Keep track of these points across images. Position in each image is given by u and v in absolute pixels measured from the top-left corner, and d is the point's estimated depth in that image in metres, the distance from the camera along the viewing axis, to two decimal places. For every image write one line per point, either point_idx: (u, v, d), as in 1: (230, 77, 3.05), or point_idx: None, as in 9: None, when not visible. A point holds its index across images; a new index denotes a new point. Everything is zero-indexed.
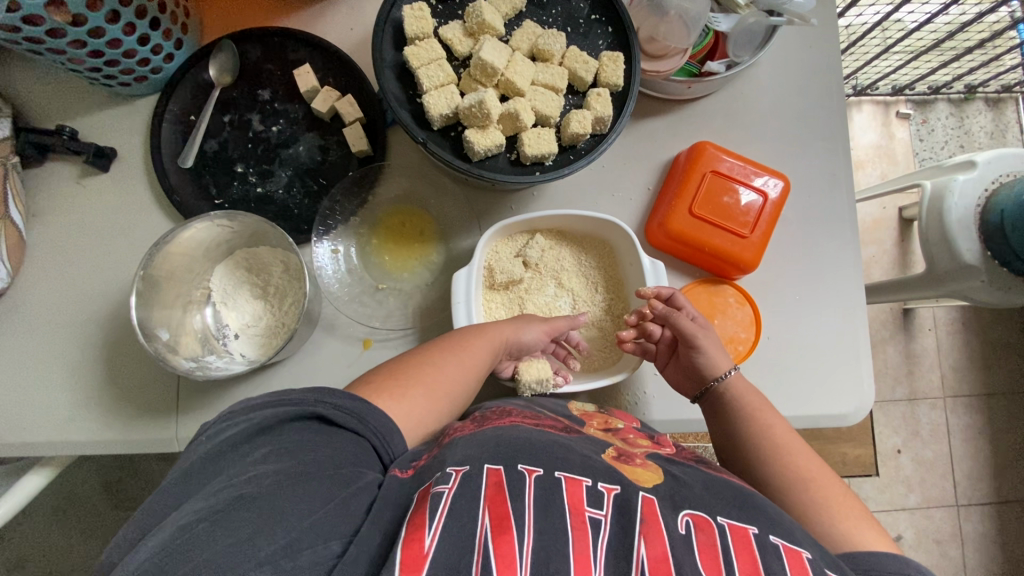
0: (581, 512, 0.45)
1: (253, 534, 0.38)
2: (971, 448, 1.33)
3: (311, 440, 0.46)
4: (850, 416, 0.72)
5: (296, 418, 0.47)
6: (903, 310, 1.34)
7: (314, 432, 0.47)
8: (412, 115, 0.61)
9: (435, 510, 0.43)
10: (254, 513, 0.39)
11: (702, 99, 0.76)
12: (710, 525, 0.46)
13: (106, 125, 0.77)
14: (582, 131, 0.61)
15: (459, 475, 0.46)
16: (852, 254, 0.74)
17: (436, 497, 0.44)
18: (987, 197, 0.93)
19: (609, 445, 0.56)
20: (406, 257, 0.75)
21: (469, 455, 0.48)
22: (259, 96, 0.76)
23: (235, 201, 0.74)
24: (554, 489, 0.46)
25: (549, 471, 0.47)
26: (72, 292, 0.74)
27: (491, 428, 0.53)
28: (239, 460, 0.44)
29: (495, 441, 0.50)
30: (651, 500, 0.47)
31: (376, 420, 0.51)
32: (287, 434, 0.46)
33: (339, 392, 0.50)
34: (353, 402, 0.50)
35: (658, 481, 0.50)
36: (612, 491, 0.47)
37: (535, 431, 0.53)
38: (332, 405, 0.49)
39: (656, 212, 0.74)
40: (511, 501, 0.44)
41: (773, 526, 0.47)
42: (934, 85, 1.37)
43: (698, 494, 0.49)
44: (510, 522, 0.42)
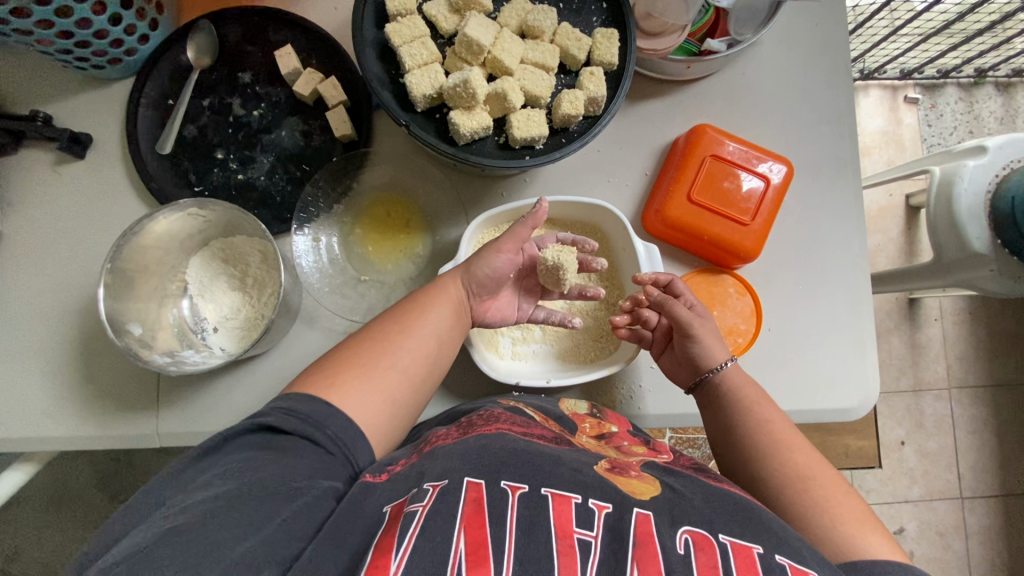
0: (569, 535, 0.42)
1: (201, 555, 0.36)
2: (977, 441, 1.31)
3: (258, 456, 0.44)
4: (855, 410, 0.69)
5: (245, 432, 0.45)
6: (909, 300, 1.31)
7: (263, 448, 0.45)
8: (395, 97, 0.58)
9: (406, 531, 0.41)
10: (177, 549, 0.36)
11: (702, 81, 0.73)
12: (711, 544, 0.43)
13: (81, 110, 0.74)
14: (574, 113, 0.58)
15: (436, 491, 0.44)
16: (857, 242, 0.71)
17: (408, 517, 0.42)
18: (997, 181, 0.90)
19: (603, 457, 0.53)
20: (391, 247, 0.72)
21: (449, 467, 0.46)
22: (239, 79, 0.73)
23: (215, 188, 0.71)
24: (540, 511, 0.43)
25: (535, 488, 0.45)
26: (49, 284, 0.71)
27: (475, 437, 0.49)
28: (182, 487, 0.42)
29: (478, 453, 0.47)
30: (646, 518, 0.44)
31: (336, 424, 0.49)
32: (234, 454, 0.44)
33: (298, 397, 0.49)
34: (308, 405, 0.48)
35: (657, 493, 0.48)
36: (604, 509, 0.45)
37: (522, 439, 0.50)
38: (284, 411, 0.47)
39: (653, 198, 0.71)
40: (491, 525, 0.41)
41: (777, 545, 0.44)
42: (943, 68, 1.33)
43: (698, 507, 0.47)
44: (488, 551, 0.40)
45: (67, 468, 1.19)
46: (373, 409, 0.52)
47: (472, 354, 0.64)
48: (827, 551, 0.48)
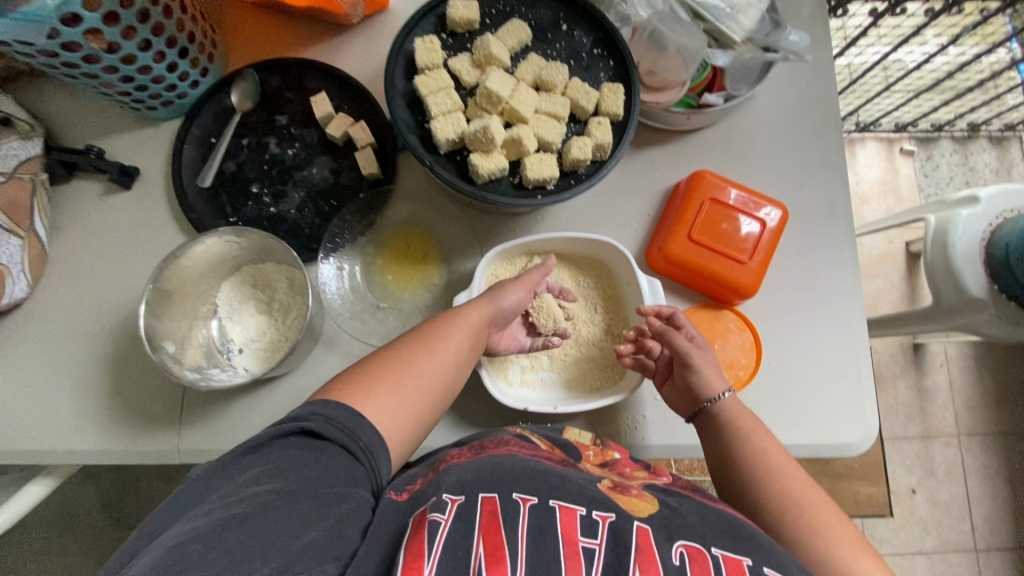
0: (575, 542, 0.45)
1: (259, 539, 0.39)
2: (989, 491, 1.29)
3: (302, 458, 0.46)
4: (855, 446, 0.71)
5: (287, 434, 0.47)
6: (913, 345, 1.32)
7: (306, 451, 0.47)
8: (421, 140, 0.63)
9: (434, 541, 0.43)
10: (244, 534, 0.38)
11: (703, 131, 0.79)
12: (704, 556, 0.46)
13: (132, 147, 0.81)
14: (583, 157, 0.63)
15: (456, 505, 0.46)
16: (851, 283, 0.75)
17: (433, 526, 0.44)
18: (991, 230, 0.93)
19: (607, 477, 0.56)
20: (408, 276, 0.77)
21: (465, 481, 0.49)
22: (277, 121, 0.80)
23: (248, 220, 0.77)
24: (548, 518, 0.46)
25: (543, 500, 0.48)
26: (89, 305, 0.76)
27: (489, 455, 0.54)
28: (231, 480, 0.43)
29: (490, 468, 0.51)
30: (645, 530, 0.47)
31: (368, 436, 0.52)
32: (278, 450, 0.46)
33: (332, 405, 0.51)
34: (343, 414, 0.51)
35: (652, 511, 0.50)
36: (607, 519, 0.47)
37: (529, 459, 0.53)
38: (324, 419, 0.50)
39: (656, 237, 0.75)
40: (505, 530, 0.44)
41: (764, 559, 0.46)
42: (936, 123, 1.39)
43: (691, 523, 0.49)
44: (504, 552, 0.43)
45: (74, 493, 1.20)
46: (393, 424, 0.55)
47: (483, 380, 0.67)
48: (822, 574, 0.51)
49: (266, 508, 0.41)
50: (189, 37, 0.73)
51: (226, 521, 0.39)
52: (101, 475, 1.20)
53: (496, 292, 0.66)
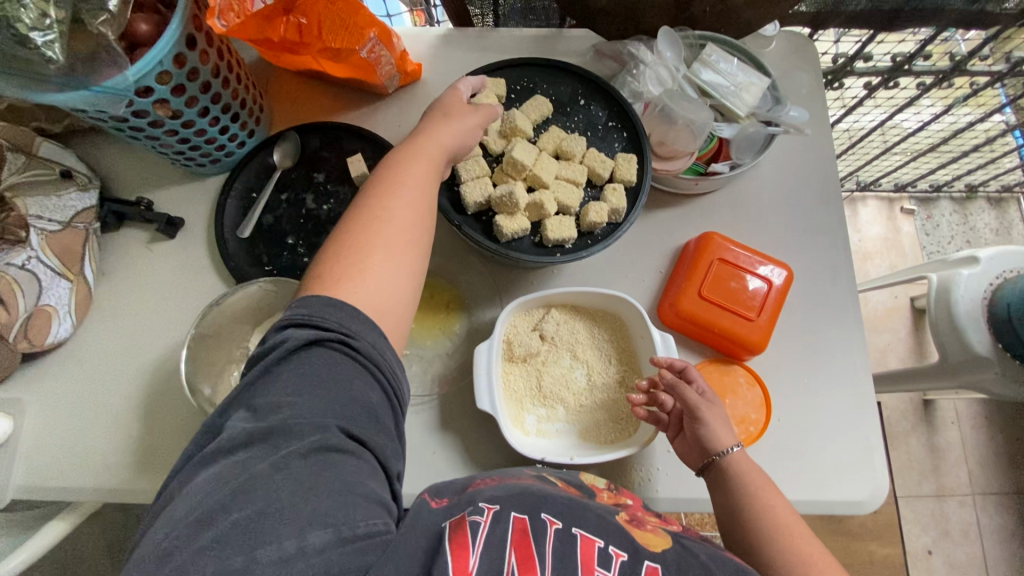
0: (592, 572, 0.48)
1: (300, 490, 0.42)
2: (1009, 554, 1.26)
3: (325, 377, 0.47)
4: (867, 503, 0.72)
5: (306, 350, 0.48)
6: (923, 401, 1.33)
7: (328, 365, 0.48)
8: (450, 202, 0.69)
9: (475, 537, 0.47)
10: (292, 477, 0.42)
11: (710, 194, 0.84)
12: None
13: (179, 198, 0.87)
14: (599, 221, 0.68)
15: (491, 512, 0.50)
16: (856, 341, 0.78)
17: (474, 525, 0.48)
18: (993, 289, 0.97)
19: (622, 511, 0.59)
20: (431, 326, 0.81)
21: (497, 496, 0.53)
22: (314, 179, 0.86)
23: (283, 269, 0.82)
24: (570, 545, 0.49)
25: (567, 526, 0.51)
26: (128, 344, 0.80)
27: (513, 484, 0.56)
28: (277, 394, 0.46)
29: (520, 492, 0.53)
30: (655, 569, 0.50)
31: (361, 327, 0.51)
32: (286, 373, 0.47)
33: (329, 304, 0.51)
34: (333, 310, 0.50)
35: (666, 546, 0.53)
36: (621, 557, 0.50)
37: (550, 492, 0.56)
38: (335, 326, 0.50)
39: (667, 292, 0.79)
40: (535, 545, 0.48)
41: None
42: (934, 183, 1.46)
43: (701, 561, 0.51)
44: (535, 563, 0.47)
45: (81, 533, 1.20)
46: (388, 288, 0.55)
47: (502, 430, 0.69)
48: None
49: (314, 454, 0.43)
50: (241, 103, 0.81)
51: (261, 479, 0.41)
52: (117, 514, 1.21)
53: (446, 116, 0.65)
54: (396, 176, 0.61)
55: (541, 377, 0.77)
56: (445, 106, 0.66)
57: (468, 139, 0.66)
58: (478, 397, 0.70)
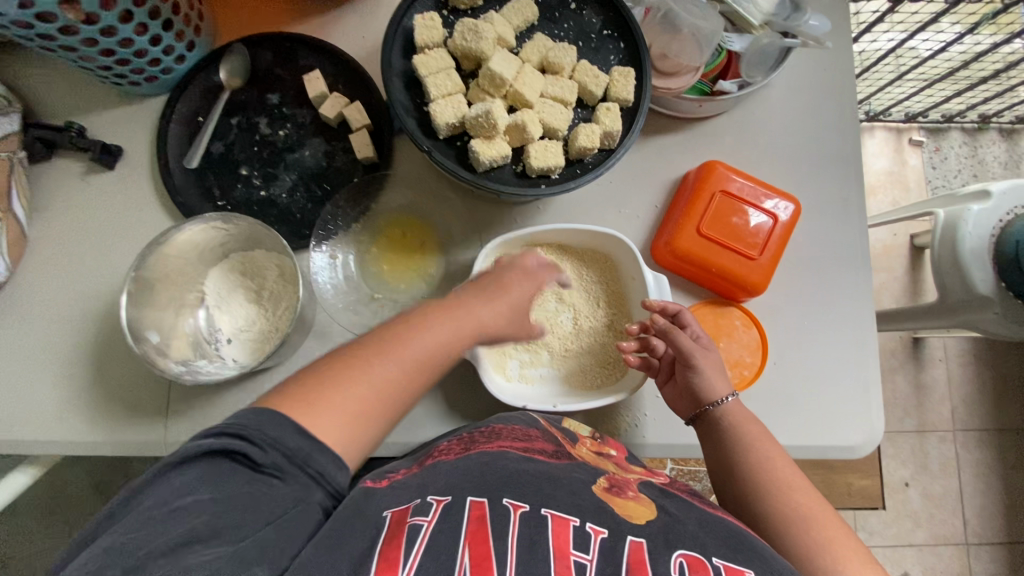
0: (567, 556, 0.45)
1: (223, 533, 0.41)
2: (982, 485, 1.29)
3: (234, 483, 0.42)
4: (860, 448, 0.69)
5: (212, 452, 0.43)
6: (913, 340, 1.31)
7: (239, 472, 0.43)
8: (419, 124, 0.60)
9: (412, 547, 0.44)
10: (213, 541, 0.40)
11: (714, 118, 0.75)
12: (705, 567, 0.46)
13: (113, 124, 0.76)
14: (590, 146, 0.60)
15: (439, 507, 0.48)
16: (862, 281, 0.73)
17: (414, 529, 0.46)
18: (1002, 226, 0.90)
19: (603, 474, 0.56)
20: (405, 267, 0.74)
21: (453, 483, 0.51)
22: (267, 100, 0.76)
23: (237, 203, 0.74)
24: (540, 529, 0.47)
25: (535, 508, 0.49)
26: (69, 290, 0.73)
27: (477, 455, 0.54)
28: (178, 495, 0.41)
29: (479, 473, 0.52)
30: (639, 545, 0.47)
31: (293, 442, 0.45)
32: (176, 478, 0.41)
33: (281, 426, 0.45)
34: (278, 427, 0.45)
35: (652, 517, 0.51)
36: (600, 534, 0.48)
37: (524, 458, 0.54)
38: (280, 451, 0.44)
39: (663, 229, 0.72)
40: (493, 540, 0.45)
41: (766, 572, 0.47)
42: (946, 114, 1.35)
43: (691, 531, 0.50)
44: (492, 563, 0.44)
45: (56, 477, 1.18)
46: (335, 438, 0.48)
47: (481, 377, 0.64)
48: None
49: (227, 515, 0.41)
50: (174, 8, 0.69)
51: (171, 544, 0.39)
52: (91, 459, 1.18)
53: (500, 291, 0.60)
54: (459, 312, 0.57)
55: None
56: (525, 267, 0.62)
57: (513, 319, 0.60)
58: None
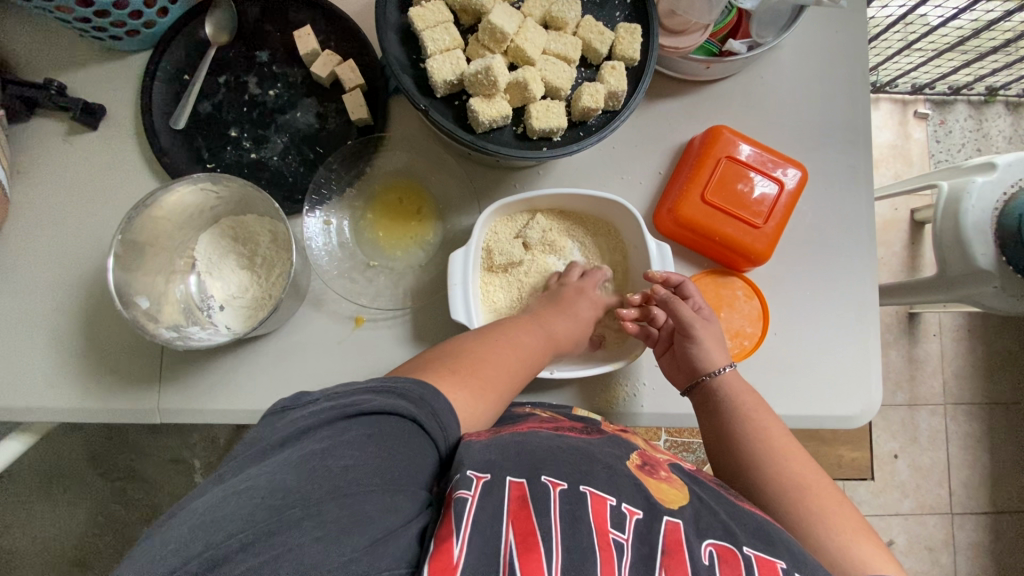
0: (606, 533, 0.44)
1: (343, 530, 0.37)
2: (970, 458, 1.31)
3: (403, 443, 0.43)
4: (857, 418, 0.69)
5: (394, 410, 0.44)
6: (909, 314, 1.31)
7: (406, 428, 0.44)
8: (415, 82, 0.57)
9: (461, 518, 0.41)
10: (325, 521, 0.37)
11: (720, 82, 0.73)
12: (735, 556, 0.44)
13: (95, 81, 0.73)
14: (594, 106, 0.57)
15: (481, 482, 0.44)
16: (866, 252, 0.72)
17: (461, 502, 0.42)
18: (1006, 200, 0.87)
19: (635, 452, 0.55)
20: (401, 234, 0.72)
21: (492, 461, 0.47)
22: (256, 58, 0.73)
23: (226, 166, 0.71)
24: (579, 504, 0.45)
25: (573, 485, 0.46)
26: (55, 254, 0.70)
27: (510, 433, 0.52)
28: (314, 442, 0.41)
29: (516, 450, 0.49)
30: (675, 526, 0.46)
31: (445, 412, 0.48)
32: (381, 424, 0.43)
33: (438, 394, 0.49)
34: (448, 410, 0.49)
35: (684, 502, 0.49)
36: (635, 515, 0.46)
37: (556, 436, 0.53)
38: (429, 409, 0.47)
39: (666, 197, 0.71)
40: (536, 516, 0.43)
41: (794, 563, 0.45)
42: (953, 85, 1.32)
43: (721, 519, 0.47)
44: (536, 538, 0.42)
45: (51, 446, 1.17)
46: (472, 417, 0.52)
47: None
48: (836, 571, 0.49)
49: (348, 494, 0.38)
50: None
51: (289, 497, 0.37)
52: (85, 429, 1.17)
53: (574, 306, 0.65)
54: (548, 319, 0.63)
55: (522, 289, 0.70)
56: (574, 285, 0.67)
57: (580, 331, 0.65)
58: (453, 309, 0.63)
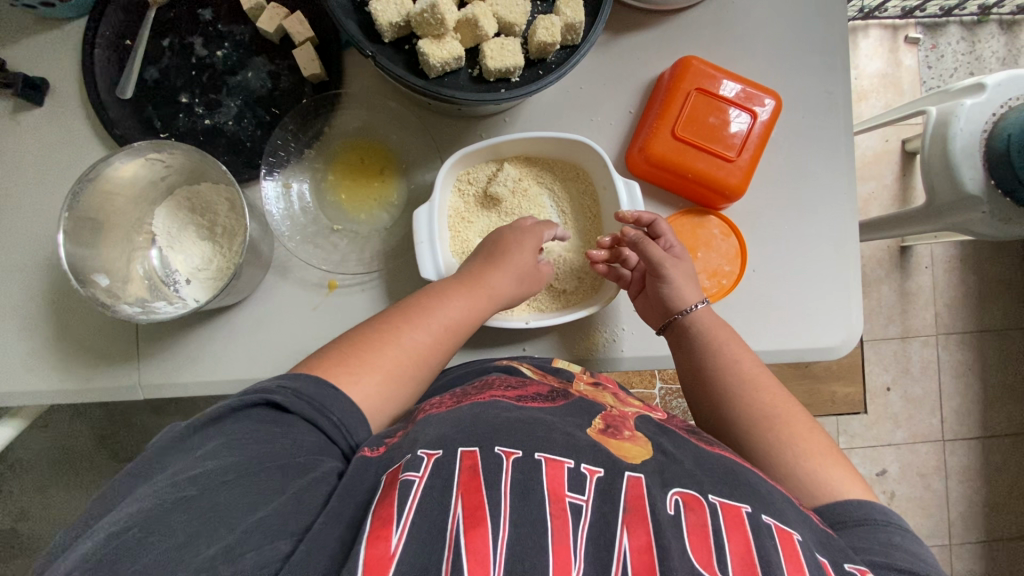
0: (561, 499, 0.44)
1: (215, 517, 0.39)
2: (962, 386, 1.33)
3: (267, 430, 0.45)
4: (837, 348, 0.69)
5: (249, 406, 0.46)
6: (900, 248, 1.29)
7: (265, 419, 0.46)
8: (361, 27, 0.54)
9: (405, 502, 0.42)
10: (192, 515, 0.38)
11: (690, 11, 0.69)
12: (701, 504, 0.45)
13: (34, 54, 0.69)
14: (550, 40, 0.54)
15: (431, 461, 0.45)
16: (844, 180, 0.70)
17: (405, 486, 0.43)
18: (995, 121, 0.81)
19: (598, 415, 0.53)
20: (365, 197, 0.70)
21: (444, 435, 0.47)
22: (200, 17, 0.69)
23: (180, 135, 0.68)
24: (533, 473, 0.45)
25: (528, 454, 0.46)
26: (16, 238, 0.69)
27: (470, 405, 0.51)
28: (186, 454, 0.43)
29: (471, 420, 0.49)
30: (637, 481, 0.46)
31: (311, 389, 0.49)
32: (240, 425, 0.45)
33: (302, 376, 0.50)
34: (316, 387, 0.50)
35: (647, 457, 0.49)
36: (595, 474, 0.46)
37: (515, 406, 0.52)
38: (292, 391, 0.48)
39: (637, 137, 0.68)
40: (486, 489, 0.43)
41: (761, 506, 0.45)
42: (945, 6, 1.23)
43: (688, 469, 0.48)
44: (484, 512, 0.42)
45: (59, 433, 1.19)
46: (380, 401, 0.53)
47: None
48: (805, 497, 0.50)
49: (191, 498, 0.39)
50: None
51: (185, 498, 0.39)
52: (89, 414, 1.18)
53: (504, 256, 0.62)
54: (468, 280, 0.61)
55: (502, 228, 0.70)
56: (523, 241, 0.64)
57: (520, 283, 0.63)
58: (420, 263, 0.63)
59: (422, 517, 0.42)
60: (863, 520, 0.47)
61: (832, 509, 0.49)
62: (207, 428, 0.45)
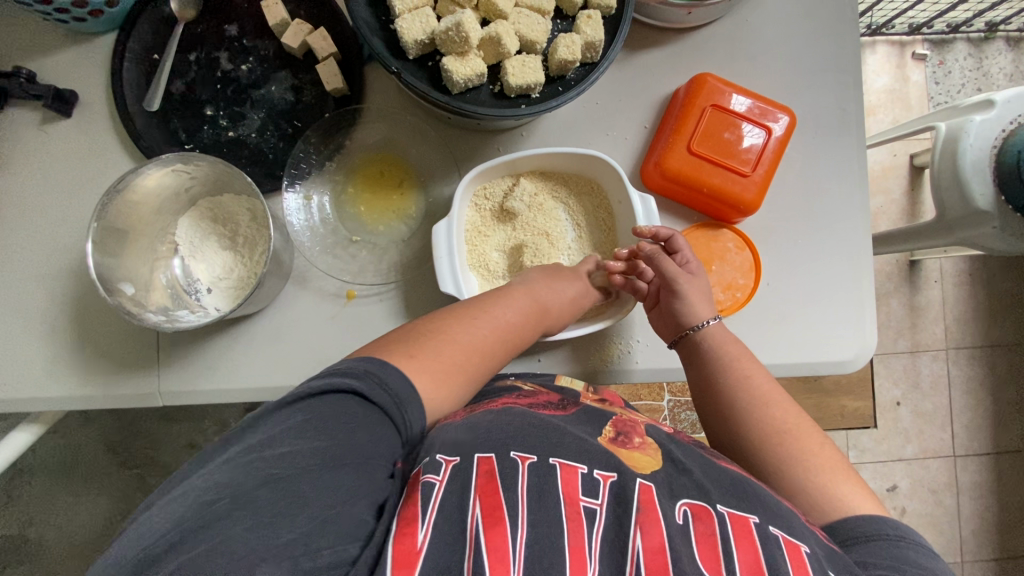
0: (576, 502, 0.44)
1: (281, 512, 0.38)
2: (973, 401, 1.32)
3: (351, 419, 0.43)
4: (850, 363, 0.70)
5: (341, 389, 0.44)
6: (909, 262, 1.30)
7: (354, 406, 0.43)
8: (385, 43, 0.55)
9: (428, 502, 0.43)
10: (273, 499, 0.38)
11: (704, 28, 0.70)
12: (710, 514, 0.45)
13: (64, 66, 0.71)
14: (571, 58, 0.55)
15: (450, 466, 0.45)
16: (857, 198, 0.70)
17: (428, 486, 0.44)
18: (1004, 137, 0.82)
19: (607, 424, 0.54)
20: (383, 208, 0.71)
21: (459, 441, 0.48)
22: (225, 33, 0.71)
23: (205, 146, 0.70)
24: (548, 477, 0.45)
25: (543, 458, 0.47)
26: (41, 245, 0.70)
27: (484, 411, 0.52)
28: (269, 432, 0.40)
29: (486, 426, 0.49)
30: (648, 488, 0.46)
31: (395, 382, 0.47)
32: (330, 407, 0.43)
33: (387, 366, 0.47)
34: (396, 379, 0.47)
35: (655, 468, 0.49)
36: (609, 478, 0.46)
37: (528, 413, 0.52)
38: (377, 381, 0.46)
39: (652, 152, 0.69)
40: (503, 491, 0.44)
41: (770, 517, 0.45)
42: (952, 23, 1.25)
43: (694, 479, 0.48)
44: (503, 512, 0.43)
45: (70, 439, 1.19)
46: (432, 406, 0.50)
47: None
48: (816, 513, 0.51)
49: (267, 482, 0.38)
50: None
51: (271, 478, 0.39)
52: (99, 420, 1.19)
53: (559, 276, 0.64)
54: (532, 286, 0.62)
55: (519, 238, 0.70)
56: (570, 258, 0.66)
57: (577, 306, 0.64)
58: (440, 279, 0.64)
59: (437, 519, 0.42)
60: (877, 535, 0.47)
61: (843, 527, 0.49)
62: (276, 406, 0.42)
